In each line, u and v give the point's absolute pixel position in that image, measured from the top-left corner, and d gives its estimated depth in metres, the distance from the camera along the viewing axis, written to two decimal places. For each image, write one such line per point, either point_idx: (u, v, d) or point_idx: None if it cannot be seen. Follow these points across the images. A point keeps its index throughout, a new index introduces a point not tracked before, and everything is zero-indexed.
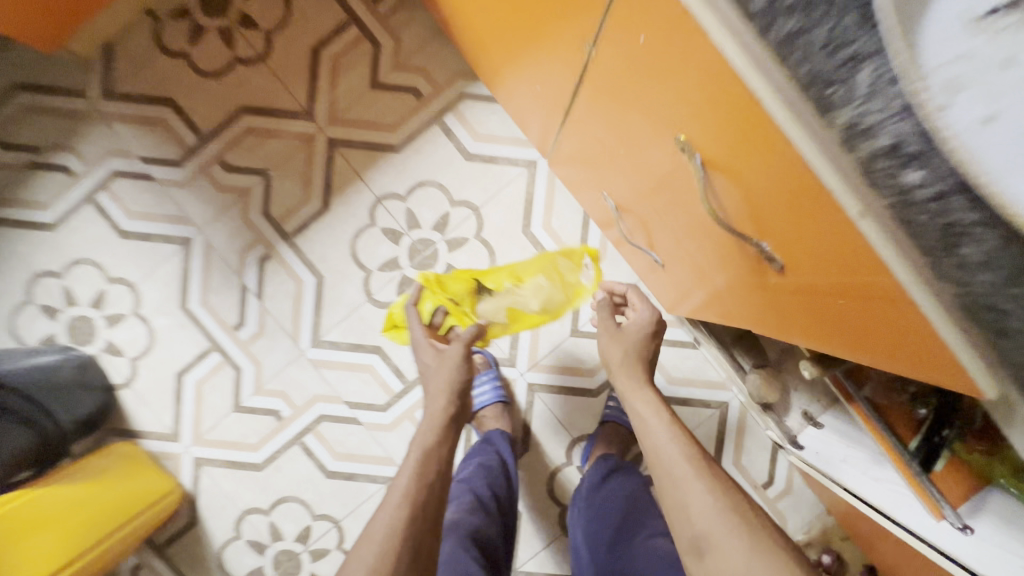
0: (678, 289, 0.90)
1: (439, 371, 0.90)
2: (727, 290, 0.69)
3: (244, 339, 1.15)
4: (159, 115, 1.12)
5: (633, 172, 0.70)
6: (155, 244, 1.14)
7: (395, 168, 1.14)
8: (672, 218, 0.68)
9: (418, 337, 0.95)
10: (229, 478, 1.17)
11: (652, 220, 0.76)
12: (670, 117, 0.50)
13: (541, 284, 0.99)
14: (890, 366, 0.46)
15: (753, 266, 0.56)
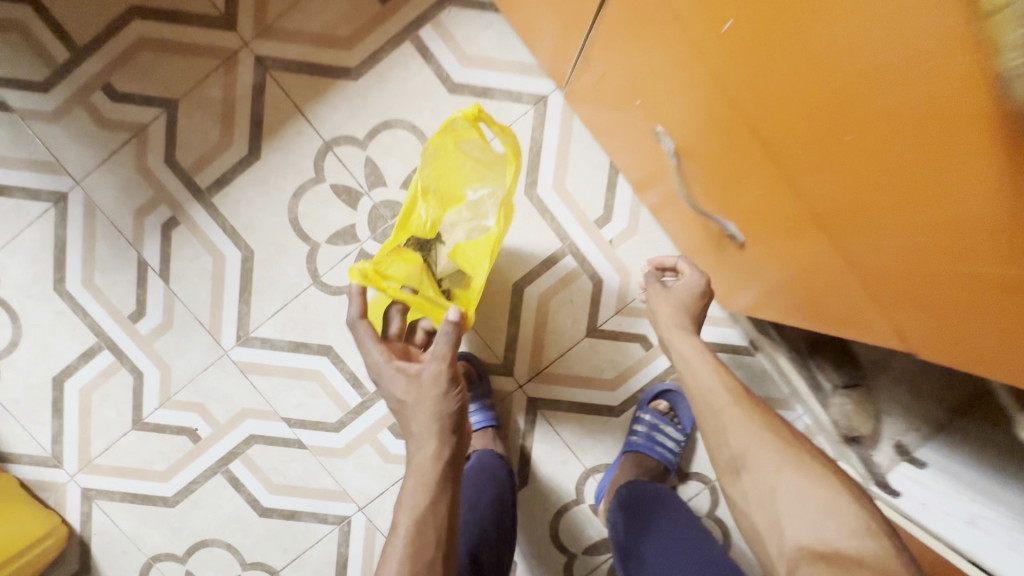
0: (760, 280, 0.61)
1: (421, 405, 0.63)
2: (891, 289, 0.41)
3: (144, 334, 0.85)
4: (13, 17, 0.79)
5: (756, 63, 0.40)
6: (17, 201, 0.82)
7: (350, 100, 0.82)
8: (825, 149, 0.38)
9: (379, 361, 0.67)
10: (131, 516, 0.89)
11: (760, 164, 0.46)
12: None
13: (476, 196, 0.70)
14: None
15: (1003, 257, 0.30)
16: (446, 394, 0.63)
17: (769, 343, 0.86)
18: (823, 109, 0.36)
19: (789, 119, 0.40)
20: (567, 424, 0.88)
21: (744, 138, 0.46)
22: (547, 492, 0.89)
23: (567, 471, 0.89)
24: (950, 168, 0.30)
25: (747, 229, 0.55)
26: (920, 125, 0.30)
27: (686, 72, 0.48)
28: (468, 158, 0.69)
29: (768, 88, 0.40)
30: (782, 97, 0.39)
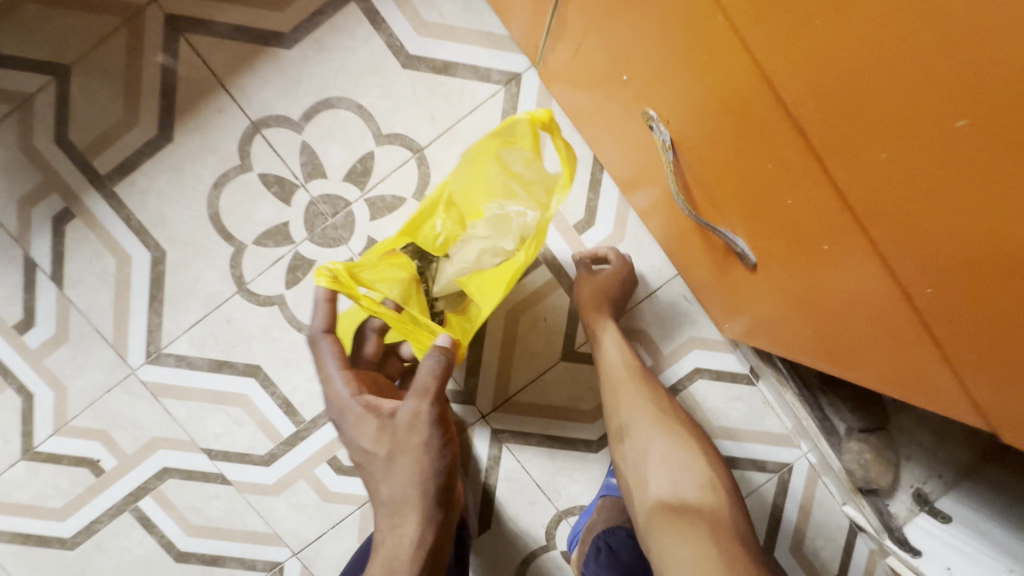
0: (772, 309, 0.48)
1: (400, 459, 0.54)
2: (982, 349, 0.28)
3: (34, 348, 0.71)
4: None
5: None
6: None
7: (284, 74, 0.68)
8: (910, 126, 0.25)
9: (340, 392, 0.56)
10: (21, 561, 0.75)
11: (786, 142, 0.33)
12: None
13: (501, 213, 0.55)
14: None
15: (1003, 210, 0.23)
16: (426, 444, 0.54)
17: (773, 374, 0.73)
18: (924, 67, 0.24)
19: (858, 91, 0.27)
20: (536, 460, 0.76)
21: (778, 119, 0.33)
22: (513, 537, 0.77)
23: (536, 514, 0.77)
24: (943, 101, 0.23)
25: (754, 238, 0.43)
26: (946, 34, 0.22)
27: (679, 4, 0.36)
28: (507, 167, 0.54)
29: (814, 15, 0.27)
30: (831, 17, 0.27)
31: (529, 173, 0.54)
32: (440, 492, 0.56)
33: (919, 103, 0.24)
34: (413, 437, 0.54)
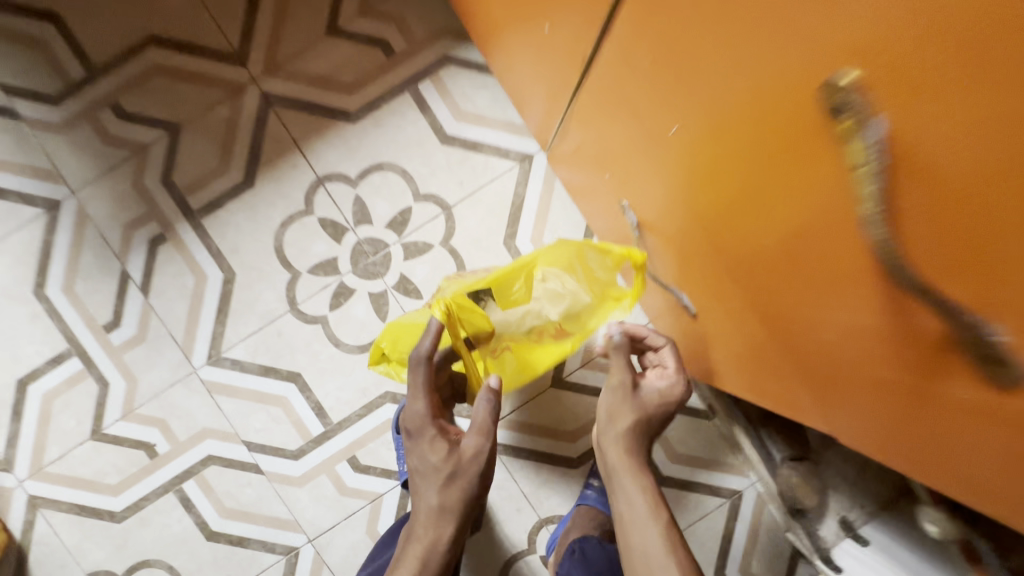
0: (714, 353, 0.63)
1: (457, 480, 0.67)
2: (814, 379, 0.44)
3: (116, 345, 0.86)
4: (37, 34, 0.84)
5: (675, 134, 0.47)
6: (10, 202, 0.84)
7: (347, 142, 0.87)
8: (757, 240, 0.42)
9: (422, 415, 0.67)
10: (75, 529, 0.87)
11: (701, 238, 0.51)
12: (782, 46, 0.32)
13: (557, 288, 0.69)
14: (973, 472, 0.32)
15: (804, 295, 0.39)
16: (477, 473, 0.68)
17: (723, 409, 0.87)
18: (759, 213, 0.41)
19: (732, 218, 0.45)
20: (524, 472, 0.89)
21: (696, 224, 0.50)
22: (498, 539, 0.89)
23: (521, 520, 0.89)
24: (768, 229, 0.40)
25: (693, 296, 0.59)
26: (764, 196, 0.39)
27: (634, 142, 0.54)
28: (588, 262, 0.67)
29: (705, 170, 0.45)
30: (712, 173, 0.44)
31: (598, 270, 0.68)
32: (472, 510, 0.69)
33: (757, 230, 0.42)
34: (470, 464, 0.67)
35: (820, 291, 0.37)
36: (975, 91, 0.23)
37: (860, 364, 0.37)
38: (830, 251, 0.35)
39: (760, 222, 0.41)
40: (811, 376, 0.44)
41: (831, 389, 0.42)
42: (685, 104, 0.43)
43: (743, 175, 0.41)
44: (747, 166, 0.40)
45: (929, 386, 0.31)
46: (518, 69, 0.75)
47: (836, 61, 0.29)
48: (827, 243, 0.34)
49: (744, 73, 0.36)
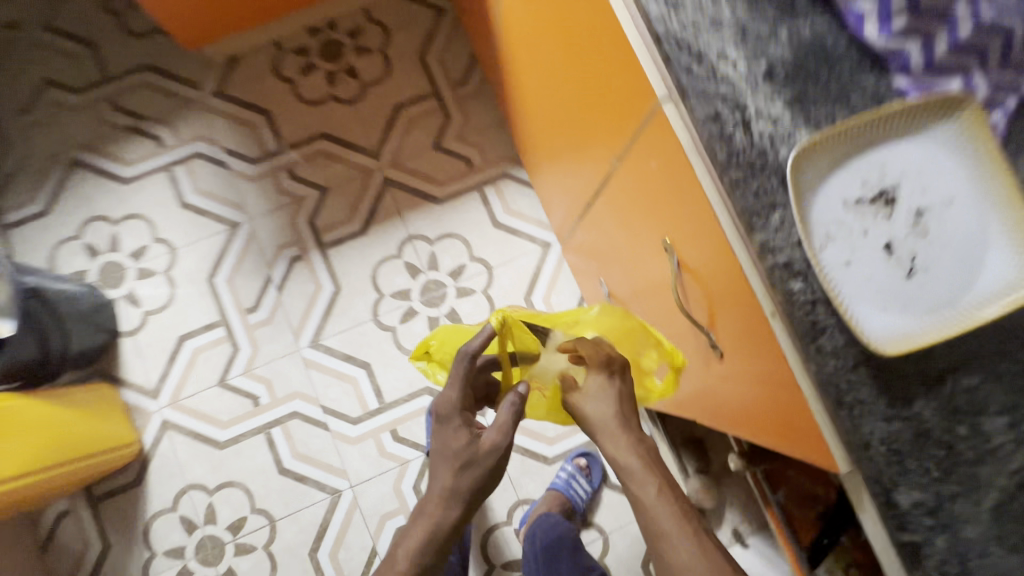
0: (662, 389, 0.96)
1: (472, 468, 0.70)
2: (706, 399, 0.76)
3: (252, 323, 1.26)
4: (253, 119, 1.33)
5: (630, 255, 0.83)
6: (208, 220, 1.28)
7: (433, 216, 1.32)
8: (672, 317, 0.76)
9: (454, 402, 0.72)
10: (188, 449, 1.22)
11: (650, 313, 0.85)
12: (659, 227, 0.67)
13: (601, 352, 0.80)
14: (769, 438, 0.62)
15: (695, 348, 0.72)
16: (488, 465, 0.71)
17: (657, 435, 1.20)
18: (668, 302, 0.75)
19: (648, 299, 0.84)
20: (513, 460, 1.25)
21: (647, 303, 0.85)
22: (485, 508, 1.24)
23: (505, 497, 1.24)
24: (674, 311, 0.75)
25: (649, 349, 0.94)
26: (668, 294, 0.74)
27: (615, 254, 0.91)
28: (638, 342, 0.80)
29: (645, 276, 0.80)
30: (648, 278, 0.79)
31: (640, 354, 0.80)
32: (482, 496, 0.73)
33: (671, 312, 0.76)
34: (485, 457, 0.71)
35: (697, 344, 0.71)
36: (711, 264, 0.57)
37: (719, 383, 0.69)
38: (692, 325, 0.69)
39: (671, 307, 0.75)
40: (705, 397, 0.77)
41: (714, 403, 0.74)
42: (631, 240, 0.79)
43: (658, 281, 0.76)
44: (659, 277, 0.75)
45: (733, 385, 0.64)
46: (551, 181, 1.11)
47: (675, 241, 0.64)
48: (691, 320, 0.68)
49: (649, 235, 0.72)
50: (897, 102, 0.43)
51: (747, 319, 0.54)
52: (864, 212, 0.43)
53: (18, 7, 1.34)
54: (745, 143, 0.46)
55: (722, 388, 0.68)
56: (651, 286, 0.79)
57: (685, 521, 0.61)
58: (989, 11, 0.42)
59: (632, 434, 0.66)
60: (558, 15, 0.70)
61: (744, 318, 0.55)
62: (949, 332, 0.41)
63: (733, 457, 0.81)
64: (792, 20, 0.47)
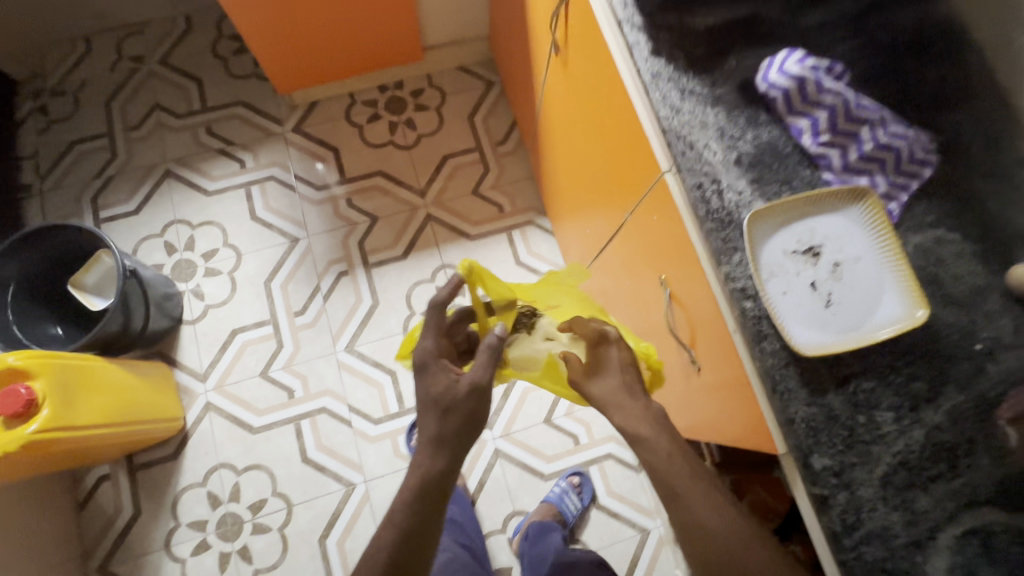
0: None
1: (451, 415, 0.73)
2: (686, 412, 0.93)
3: (298, 325, 1.43)
4: (323, 153, 1.57)
5: (629, 291, 1.02)
6: (273, 233, 1.49)
7: (465, 250, 1.52)
8: (661, 342, 0.94)
9: (431, 350, 0.77)
10: (225, 430, 1.36)
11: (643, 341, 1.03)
12: (656, 267, 0.86)
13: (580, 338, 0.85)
14: (732, 436, 0.79)
15: (680, 368, 0.89)
16: (470, 405, 0.74)
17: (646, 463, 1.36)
18: (658, 328, 0.93)
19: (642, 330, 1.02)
20: (513, 473, 1.38)
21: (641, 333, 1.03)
22: (482, 516, 1.35)
23: (502, 507, 1.35)
24: (662, 336, 0.93)
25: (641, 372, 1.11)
26: (658, 322, 0.92)
27: (617, 291, 1.10)
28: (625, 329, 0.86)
29: (641, 307, 0.99)
30: (643, 309, 0.98)
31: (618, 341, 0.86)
32: (467, 445, 0.75)
33: (660, 337, 0.94)
34: (465, 396, 0.74)
35: (680, 363, 0.88)
36: (693, 295, 0.76)
37: (696, 395, 0.86)
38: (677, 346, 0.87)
39: (660, 334, 0.93)
40: (686, 411, 0.93)
41: (691, 415, 0.90)
42: (632, 278, 0.98)
43: (651, 311, 0.94)
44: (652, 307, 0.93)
45: (707, 393, 0.81)
46: (569, 229, 1.30)
47: (667, 277, 0.83)
48: (676, 341, 0.86)
49: (647, 274, 0.91)
50: (823, 188, 0.64)
51: (718, 336, 0.72)
52: (797, 260, 0.63)
53: (144, 45, 1.63)
54: (719, 205, 0.66)
55: (698, 398, 0.86)
56: (646, 318, 0.96)
57: (698, 480, 0.65)
58: (883, 137, 0.64)
59: (640, 403, 0.72)
60: (592, 101, 0.92)
61: (716, 336, 0.73)
62: (853, 345, 0.59)
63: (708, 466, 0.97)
64: (756, 126, 0.68)
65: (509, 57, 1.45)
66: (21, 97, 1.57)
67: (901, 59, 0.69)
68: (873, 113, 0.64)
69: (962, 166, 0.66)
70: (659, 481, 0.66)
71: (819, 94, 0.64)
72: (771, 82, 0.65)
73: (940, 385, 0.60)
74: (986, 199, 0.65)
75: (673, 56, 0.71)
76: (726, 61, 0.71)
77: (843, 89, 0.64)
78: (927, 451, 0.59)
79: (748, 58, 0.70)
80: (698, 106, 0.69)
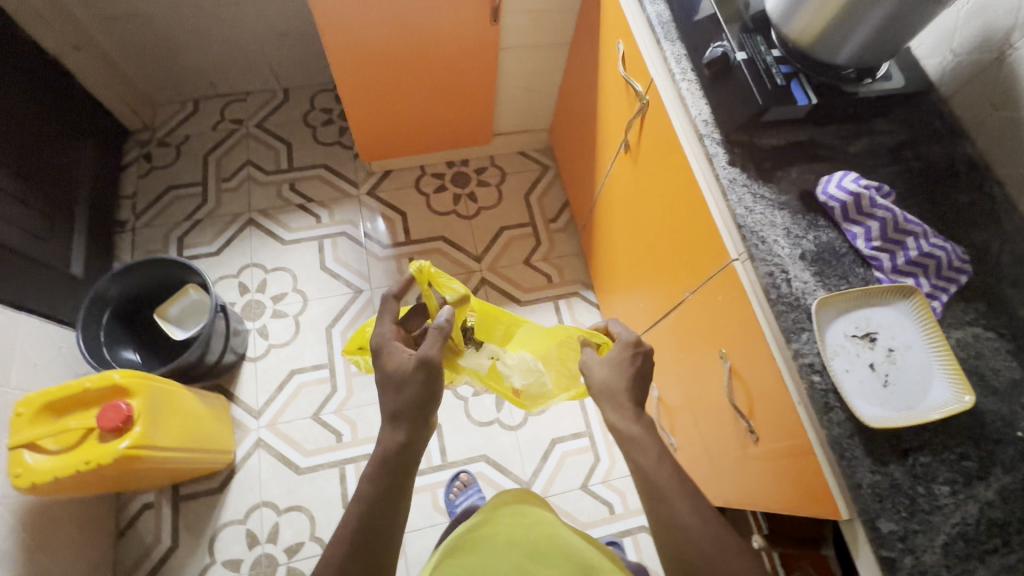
0: (698, 478, 1.18)
1: (407, 389, 0.80)
2: (740, 480, 0.99)
3: (352, 371, 1.51)
4: (392, 216, 1.73)
5: (685, 363, 1.11)
6: (340, 283, 1.61)
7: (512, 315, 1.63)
8: (717, 412, 1.02)
9: (386, 336, 0.86)
10: (272, 468, 1.39)
11: (697, 410, 1.11)
12: (717, 342, 0.96)
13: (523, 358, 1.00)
14: (788, 506, 0.85)
15: (738, 438, 0.96)
16: (420, 378, 0.80)
17: None
18: (715, 400, 1.01)
19: (696, 400, 1.10)
20: None
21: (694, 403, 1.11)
22: None
23: None
24: (719, 407, 1.00)
25: (691, 443, 1.17)
26: (716, 393, 1.00)
27: (671, 363, 1.18)
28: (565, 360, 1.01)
29: (697, 379, 1.07)
30: (699, 381, 1.06)
31: (560, 360, 1.01)
32: (424, 419, 0.81)
33: (717, 409, 1.01)
34: (414, 370, 0.80)
35: (737, 433, 0.96)
36: (752, 370, 0.85)
37: (754, 465, 0.92)
38: (736, 417, 0.95)
39: (717, 405, 1.01)
40: (742, 480, 0.98)
41: (746, 484, 0.96)
42: (689, 351, 1.08)
43: (709, 384, 1.03)
44: (709, 380, 1.02)
45: (765, 463, 0.88)
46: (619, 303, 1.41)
47: (728, 353, 0.93)
48: (734, 412, 0.94)
49: (707, 348, 1.00)
50: (877, 284, 0.76)
51: (777, 412, 0.81)
52: (856, 344, 0.73)
53: (244, 111, 1.84)
54: (788, 291, 0.77)
55: (754, 468, 0.92)
56: (703, 388, 1.05)
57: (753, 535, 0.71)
58: (926, 247, 0.77)
59: None
60: (660, 193, 1.06)
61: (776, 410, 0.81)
62: (912, 421, 0.68)
63: (755, 537, 0.99)
64: (816, 229, 0.81)
65: (569, 148, 1.64)
66: (129, 145, 1.76)
67: (934, 182, 0.84)
68: (917, 227, 0.77)
69: (992, 276, 0.78)
70: (719, 536, 0.71)
71: (872, 208, 0.77)
72: (829, 194, 0.79)
73: (989, 465, 0.68)
74: (1015, 305, 0.76)
75: (746, 167, 0.85)
76: (791, 174, 0.85)
77: (892, 206, 0.77)
78: (982, 525, 0.66)
79: (808, 173, 0.85)
80: (768, 209, 0.82)
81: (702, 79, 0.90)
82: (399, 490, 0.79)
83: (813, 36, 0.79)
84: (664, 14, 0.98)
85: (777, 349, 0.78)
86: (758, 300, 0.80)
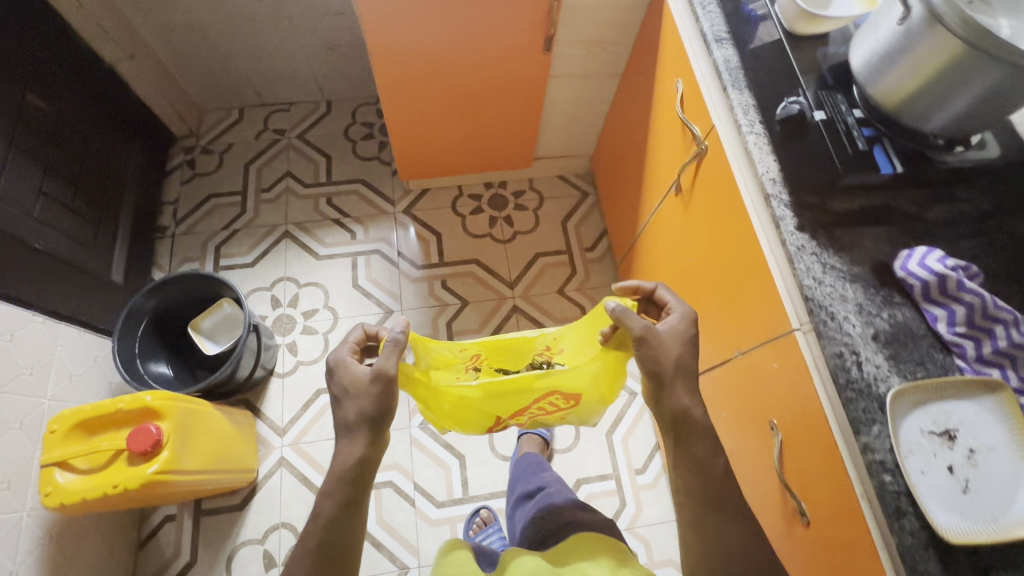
0: None
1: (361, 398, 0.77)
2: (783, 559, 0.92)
3: None
4: (426, 235, 1.70)
5: (729, 424, 1.04)
6: (370, 301, 1.60)
7: None
8: (762, 482, 0.95)
9: (342, 351, 0.81)
10: (293, 490, 1.38)
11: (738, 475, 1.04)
12: (768, 410, 0.89)
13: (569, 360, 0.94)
14: None
15: (785, 517, 0.89)
16: (375, 392, 0.76)
17: None
18: (761, 469, 0.95)
19: (738, 464, 1.03)
20: None
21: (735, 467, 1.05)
22: None
23: None
24: (765, 478, 0.94)
25: None
26: (763, 462, 0.94)
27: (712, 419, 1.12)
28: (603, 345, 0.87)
29: (741, 444, 1.01)
30: (743, 444, 1.00)
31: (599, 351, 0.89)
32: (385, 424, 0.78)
33: (762, 479, 0.95)
34: (370, 382, 0.76)
35: (784, 510, 0.89)
36: (807, 449, 0.79)
37: (801, 547, 0.85)
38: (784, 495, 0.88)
39: (762, 476, 0.95)
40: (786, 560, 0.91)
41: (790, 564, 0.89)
42: (735, 412, 1.01)
43: (755, 452, 0.96)
44: (755, 448, 0.95)
45: (814, 549, 0.81)
46: None
47: (779, 426, 0.86)
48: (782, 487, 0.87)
49: (756, 415, 0.94)
50: (958, 376, 0.69)
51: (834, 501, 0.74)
52: (932, 442, 0.67)
53: (286, 121, 1.85)
54: (859, 375, 0.71)
55: (801, 550, 0.85)
56: (747, 454, 0.99)
57: None
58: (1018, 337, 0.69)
59: (725, 519, 0.74)
60: (712, 243, 1.00)
61: (831, 498, 0.75)
62: (996, 538, 0.61)
63: None
64: (891, 307, 0.74)
65: (612, 180, 1.59)
66: (174, 151, 1.78)
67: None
68: (1009, 314, 0.70)
69: None
70: None
71: (959, 291, 0.71)
72: (910, 271, 0.73)
73: None
74: None
75: (817, 232, 0.79)
76: (865, 243, 0.78)
77: (981, 289, 0.71)
78: None
79: (882, 242, 0.78)
80: (839, 281, 0.76)
81: (773, 133, 0.85)
82: (357, 503, 0.77)
83: (899, 98, 0.73)
84: (733, 57, 0.92)
85: (841, 435, 0.72)
86: (823, 380, 0.74)
